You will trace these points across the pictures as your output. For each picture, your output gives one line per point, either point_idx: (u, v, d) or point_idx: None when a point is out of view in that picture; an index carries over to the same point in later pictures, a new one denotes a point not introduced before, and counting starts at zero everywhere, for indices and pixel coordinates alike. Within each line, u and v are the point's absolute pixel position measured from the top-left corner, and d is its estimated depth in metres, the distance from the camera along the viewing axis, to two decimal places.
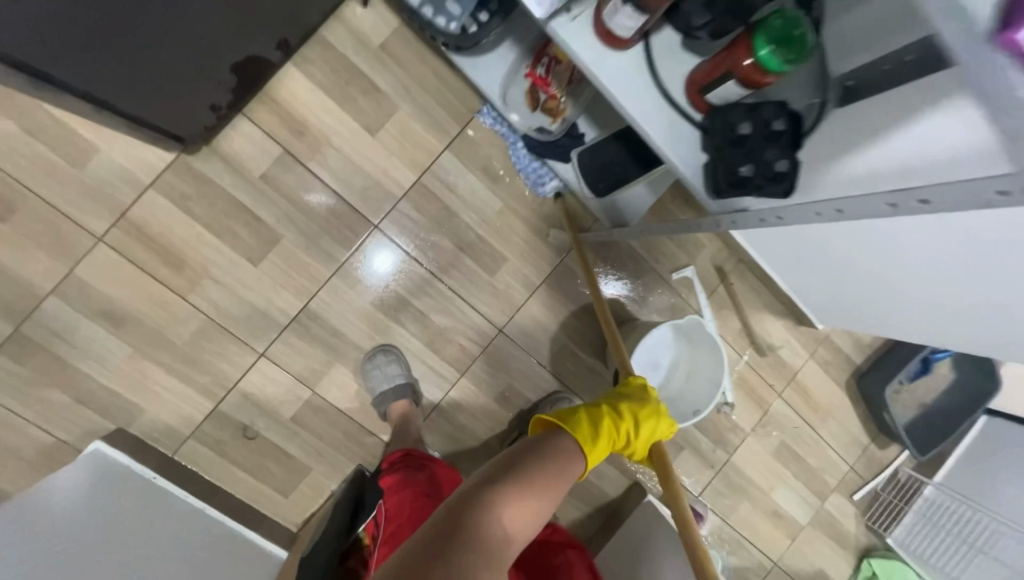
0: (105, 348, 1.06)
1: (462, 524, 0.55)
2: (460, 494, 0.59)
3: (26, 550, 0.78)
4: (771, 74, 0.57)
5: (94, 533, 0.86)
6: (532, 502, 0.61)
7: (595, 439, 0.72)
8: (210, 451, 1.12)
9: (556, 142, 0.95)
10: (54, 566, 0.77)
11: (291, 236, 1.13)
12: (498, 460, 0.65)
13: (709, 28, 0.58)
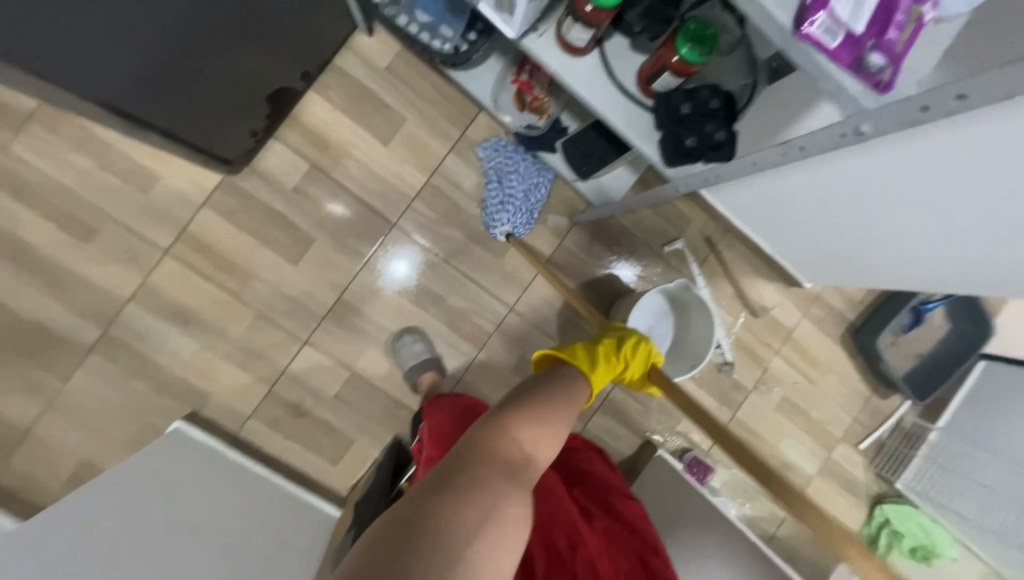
0: (176, 344, 1.26)
1: (488, 447, 0.63)
2: (482, 422, 0.68)
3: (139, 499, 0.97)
4: (697, 65, 0.69)
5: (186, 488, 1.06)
6: (547, 428, 0.71)
7: (591, 362, 0.92)
8: (268, 427, 1.30)
9: (544, 136, 1.09)
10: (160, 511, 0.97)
11: (323, 238, 1.30)
12: (511, 397, 0.75)
13: (647, 32, 0.72)
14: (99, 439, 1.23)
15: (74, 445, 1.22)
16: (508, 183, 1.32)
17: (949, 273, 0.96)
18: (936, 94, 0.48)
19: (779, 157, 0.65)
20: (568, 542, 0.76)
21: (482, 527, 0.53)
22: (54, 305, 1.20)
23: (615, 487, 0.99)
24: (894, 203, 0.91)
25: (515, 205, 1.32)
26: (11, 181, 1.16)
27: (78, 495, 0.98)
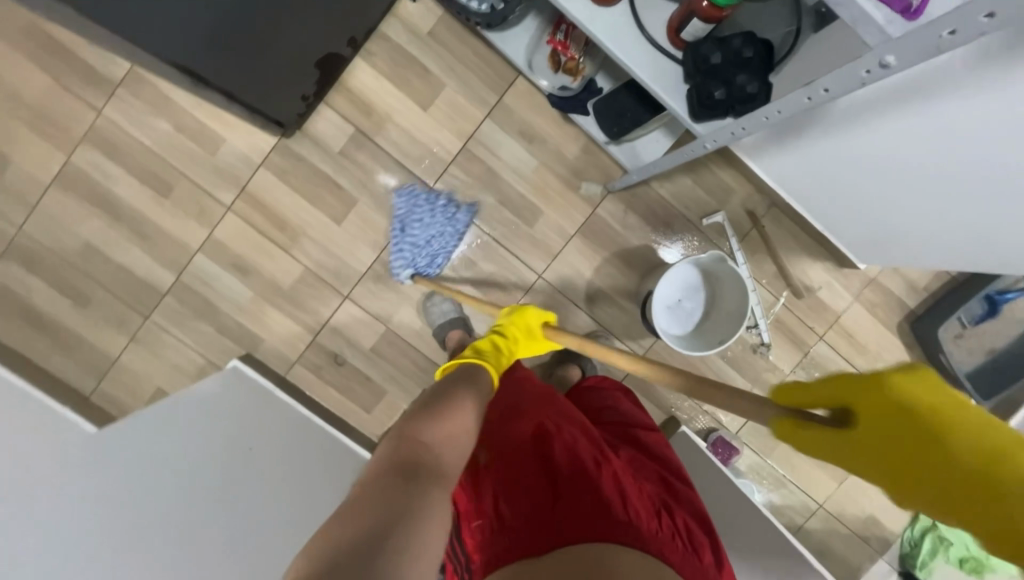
0: (236, 291, 1.40)
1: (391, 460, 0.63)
2: (395, 435, 0.68)
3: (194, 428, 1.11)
4: (726, 9, 0.68)
5: (236, 419, 1.19)
6: (457, 415, 0.74)
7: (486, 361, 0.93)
8: (312, 372, 1.43)
9: (576, 97, 1.08)
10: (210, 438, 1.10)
11: (364, 199, 1.38)
12: (418, 403, 0.76)
13: None
14: (172, 370, 1.41)
15: (152, 374, 1.40)
16: (414, 230, 1.37)
17: (1010, 233, 0.90)
18: (964, 19, 0.45)
19: (805, 99, 0.63)
20: (592, 460, 0.81)
21: (399, 529, 0.53)
22: (137, 251, 1.37)
23: (634, 425, 1.04)
24: (936, 160, 0.87)
25: (422, 252, 1.37)
26: (103, 139, 1.32)
27: (151, 409, 1.13)
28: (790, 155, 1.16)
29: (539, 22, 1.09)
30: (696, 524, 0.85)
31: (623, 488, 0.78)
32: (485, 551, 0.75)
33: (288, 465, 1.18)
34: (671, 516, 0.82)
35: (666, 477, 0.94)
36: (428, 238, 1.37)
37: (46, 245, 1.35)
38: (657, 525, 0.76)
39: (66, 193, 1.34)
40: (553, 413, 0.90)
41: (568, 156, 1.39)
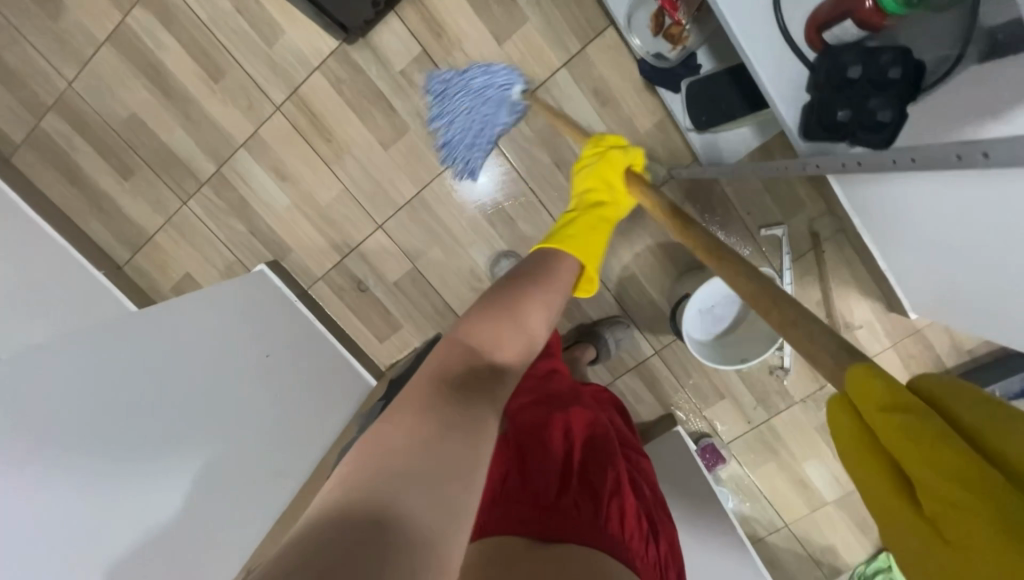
0: (273, 196, 1.38)
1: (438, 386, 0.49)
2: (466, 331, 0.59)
3: (212, 339, 1.14)
4: (886, 15, 0.62)
5: (256, 334, 1.24)
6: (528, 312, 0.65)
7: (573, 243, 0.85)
8: (333, 292, 1.45)
9: (671, 71, 0.96)
10: (229, 352, 1.14)
11: (415, 129, 1.31)
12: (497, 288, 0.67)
13: None
14: (203, 258, 1.45)
15: (183, 258, 1.45)
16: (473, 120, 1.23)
17: None
18: None
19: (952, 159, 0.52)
20: (598, 466, 0.81)
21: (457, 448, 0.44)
22: (181, 133, 1.34)
23: (637, 444, 1.01)
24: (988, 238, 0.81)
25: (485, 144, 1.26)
26: (160, 5, 1.25)
27: (181, 298, 1.17)
28: (873, 194, 1.07)
29: None
30: (673, 564, 0.84)
31: (620, 501, 0.78)
32: (481, 515, 0.71)
33: (297, 387, 1.25)
34: (657, 545, 0.79)
35: (662, 503, 0.91)
36: (462, 117, 1.23)
37: (94, 107, 1.33)
38: (644, 550, 0.76)
39: (117, 56, 1.29)
40: (573, 412, 0.90)
41: (639, 129, 1.28)
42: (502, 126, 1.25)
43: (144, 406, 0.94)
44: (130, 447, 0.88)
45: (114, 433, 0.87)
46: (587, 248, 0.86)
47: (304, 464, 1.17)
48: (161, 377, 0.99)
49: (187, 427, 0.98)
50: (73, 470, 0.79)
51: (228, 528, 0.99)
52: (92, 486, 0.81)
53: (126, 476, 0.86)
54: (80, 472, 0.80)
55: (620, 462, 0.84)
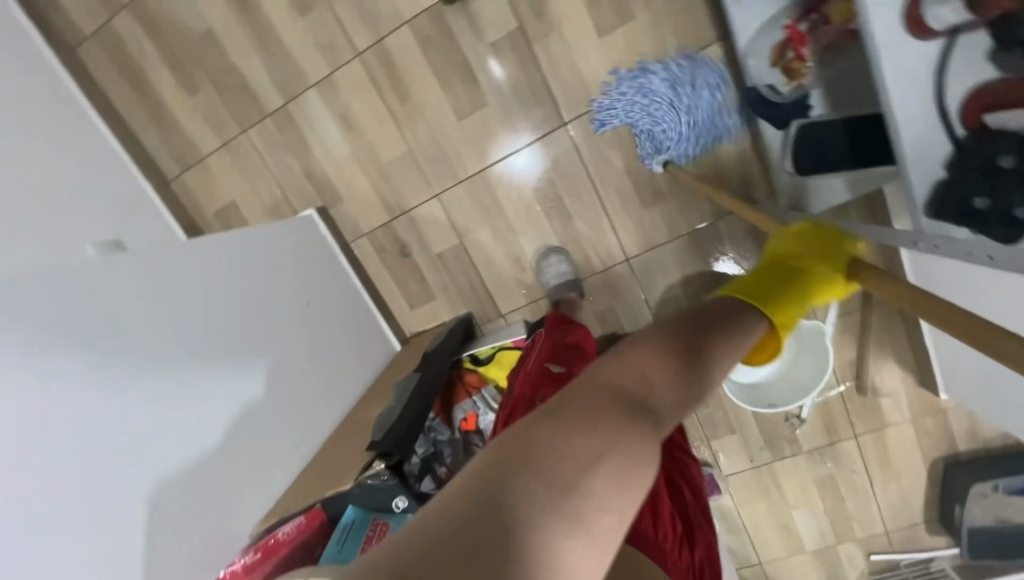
0: (335, 144, 1.36)
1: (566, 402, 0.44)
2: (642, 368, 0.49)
3: (262, 277, 1.15)
4: None
5: (295, 283, 1.23)
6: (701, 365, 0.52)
7: (764, 297, 0.72)
8: (375, 251, 1.44)
9: (779, 106, 0.93)
10: (270, 297, 1.15)
11: (493, 106, 1.27)
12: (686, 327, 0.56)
13: None
14: (252, 191, 1.43)
15: (232, 188, 1.43)
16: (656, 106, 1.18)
17: None
18: None
19: None
20: None
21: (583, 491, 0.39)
22: (254, 60, 1.30)
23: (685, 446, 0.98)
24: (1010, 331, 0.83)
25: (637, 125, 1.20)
26: None
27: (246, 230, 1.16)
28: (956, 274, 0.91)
29: None
30: (709, 568, 0.83)
31: (654, 502, 0.74)
32: None
33: (326, 343, 1.25)
34: (691, 549, 0.79)
35: (701, 508, 0.89)
36: (648, 117, 1.20)
37: (172, 15, 1.28)
38: (676, 553, 0.73)
39: None
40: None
41: (720, 155, 1.24)
42: (688, 147, 1.22)
43: (194, 344, 0.98)
44: (179, 380, 0.94)
45: (148, 344, 0.91)
46: (782, 307, 0.71)
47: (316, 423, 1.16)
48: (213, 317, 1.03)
49: (232, 368, 1.03)
50: (102, 370, 0.84)
51: (269, 466, 1.06)
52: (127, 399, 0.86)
53: (173, 405, 0.92)
54: (114, 383, 0.85)
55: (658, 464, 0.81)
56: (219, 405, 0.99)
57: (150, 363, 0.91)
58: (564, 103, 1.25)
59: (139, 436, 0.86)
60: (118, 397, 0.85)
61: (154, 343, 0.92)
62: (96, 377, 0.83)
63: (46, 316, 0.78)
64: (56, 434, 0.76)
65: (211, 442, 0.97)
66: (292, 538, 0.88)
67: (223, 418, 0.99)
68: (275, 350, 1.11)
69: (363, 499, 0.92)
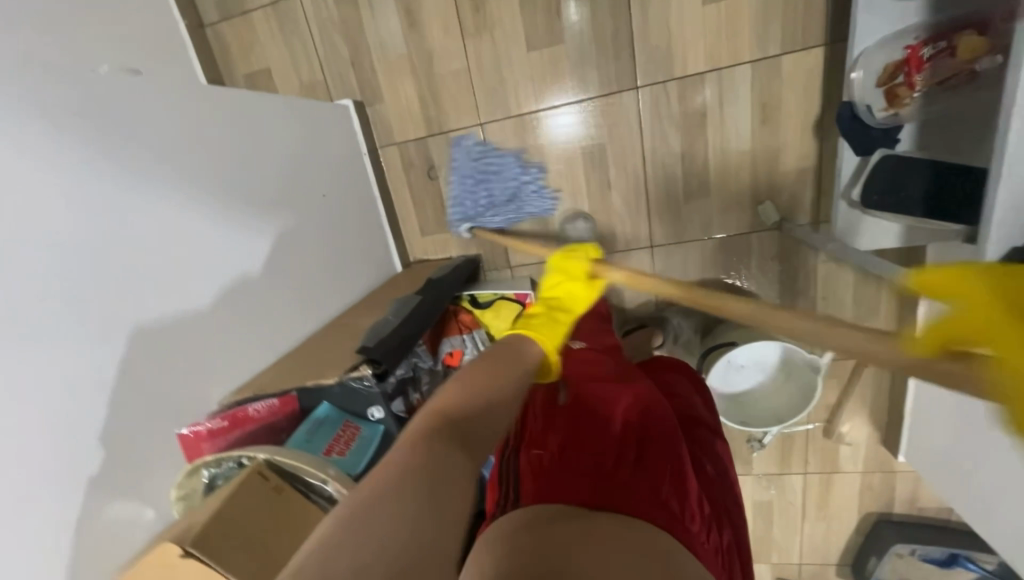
0: (391, 37, 1.25)
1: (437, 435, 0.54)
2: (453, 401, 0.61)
3: (285, 153, 1.09)
4: None
5: (316, 170, 1.16)
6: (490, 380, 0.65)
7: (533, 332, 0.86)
8: (402, 164, 1.37)
9: (868, 129, 0.88)
10: (287, 174, 1.09)
11: (568, 45, 1.18)
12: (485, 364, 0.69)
13: None
14: (291, 62, 1.33)
15: (270, 53, 1.33)
16: (484, 165, 1.29)
17: None
18: None
19: None
20: (659, 448, 0.76)
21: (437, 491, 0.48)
22: None
23: (710, 427, 0.96)
24: None
25: (467, 180, 1.30)
26: None
27: (282, 98, 1.10)
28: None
29: (922, 16, 0.83)
30: (737, 556, 0.79)
31: (680, 482, 0.73)
32: (538, 481, 0.71)
33: (332, 241, 1.19)
34: (720, 532, 0.75)
35: (727, 491, 0.87)
36: (483, 173, 1.30)
37: None
38: (702, 533, 0.70)
39: None
40: (626, 389, 0.86)
41: (780, 168, 1.19)
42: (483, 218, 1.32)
43: (206, 191, 0.93)
44: (174, 228, 0.88)
45: (162, 172, 0.86)
46: (552, 336, 0.87)
47: (308, 318, 1.11)
48: (221, 175, 0.96)
49: (228, 234, 0.96)
50: (115, 181, 0.80)
51: (252, 354, 0.99)
52: (137, 222, 0.82)
53: (162, 251, 0.86)
54: (123, 200, 0.81)
55: (681, 444, 0.78)
56: (208, 268, 0.93)
57: (144, 200, 0.83)
58: (642, 64, 1.16)
59: (122, 270, 0.80)
60: (107, 219, 0.78)
61: (159, 176, 0.86)
62: (86, 188, 0.76)
63: (58, 108, 0.74)
64: (63, 228, 0.73)
65: (193, 304, 0.90)
66: (262, 415, 0.89)
67: (210, 284, 0.93)
68: (278, 228, 1.06)
69: (339, 398, 0.93)
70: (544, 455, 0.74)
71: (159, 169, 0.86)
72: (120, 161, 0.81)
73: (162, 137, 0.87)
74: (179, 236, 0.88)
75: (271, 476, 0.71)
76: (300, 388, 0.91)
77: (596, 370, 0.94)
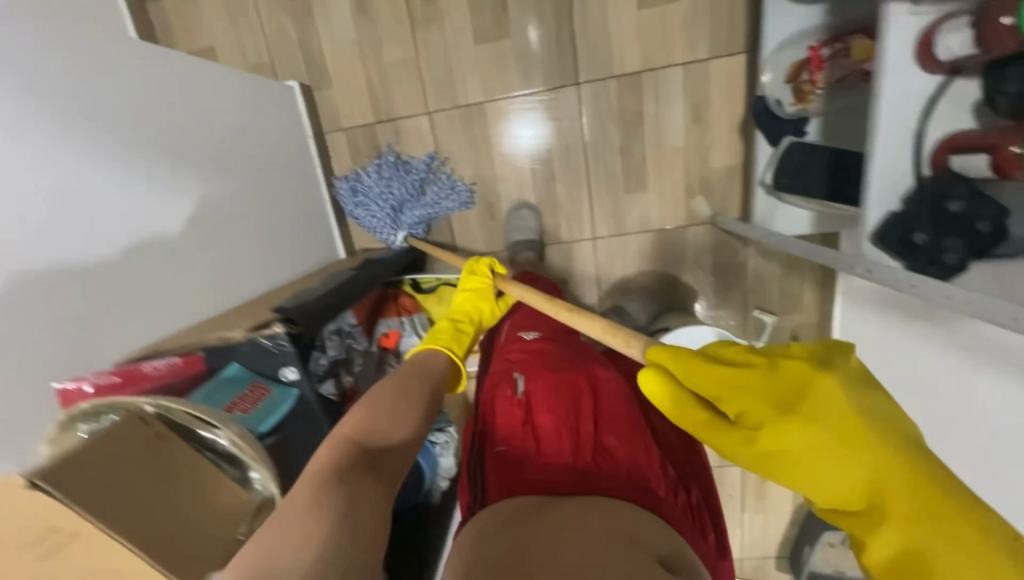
0: (340, 22, 1.26)
1: (336, 464, 0.60)
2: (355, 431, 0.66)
3: (219, 123, 1.06)
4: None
5: (252, 144, 1.13)
6: (391, 403, 0.72)
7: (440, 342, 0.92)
8: (349, 150, 1.36)
9: (781, 121, 0.96)
10: (219, 143, 1.05)
11: (514, 40, 1.23)
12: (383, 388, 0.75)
13: (1010, 101, 0.55)
14: (236, 42, 1.31)
15: (214, 31, 1.31)
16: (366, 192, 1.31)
17: None
18: None
19: None
20: (613, 429, 0.79)
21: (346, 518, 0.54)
22: None
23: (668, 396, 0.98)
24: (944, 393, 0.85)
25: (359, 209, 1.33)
26: None
27: (219, 69, 1.07)
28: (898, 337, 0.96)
29: (822, 21, 0.92)
30: (709, 512, 0.82)
31: (639, 455, 0.75)
32: (505, 474, 0.74)
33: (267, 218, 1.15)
34: (688, 493, 0.78)
35: (692, 452, 0.89)
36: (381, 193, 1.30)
37: None
38: (671, 497, 0.73)
39: None
40: (578, 373, 0.88)
41: (710, 165, 1.26)
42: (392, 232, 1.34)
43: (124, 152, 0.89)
44: (95, 180, 0.84)
45: (75, 127, 0.82)
46: (459, 344, 0.94)
47: (234, 296, 1.06)
48: (152, 137, 0.94)
49: (159, 197, 0.93)
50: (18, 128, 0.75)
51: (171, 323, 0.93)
52: (39, 171, 0.77)
53: (79, 203, 0.81)
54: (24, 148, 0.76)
55: (637, 420, 0.81)
56: (135, 227, 0.89)
57: (50, 150, 0.79)
58: (583, 61, 1.22)
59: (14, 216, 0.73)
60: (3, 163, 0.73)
61: (71, 130, 0.82)
62: None
63: None
64: None
65: (110, 258, 0.84)
66: (161, 377, 0.76)
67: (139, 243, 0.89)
68: (206, 198, 1.01)
69: (251, 358, 0.83)
70: (510, 451, 0.77)
71: (72, 124, 0.82)
72: (25, 109, 0.76)
73: (80, 94, 0.84)
74: (90, 191, 0.83)
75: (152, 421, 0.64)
76: (206, 345, 0.81)
77: (552, 354, 0.96)
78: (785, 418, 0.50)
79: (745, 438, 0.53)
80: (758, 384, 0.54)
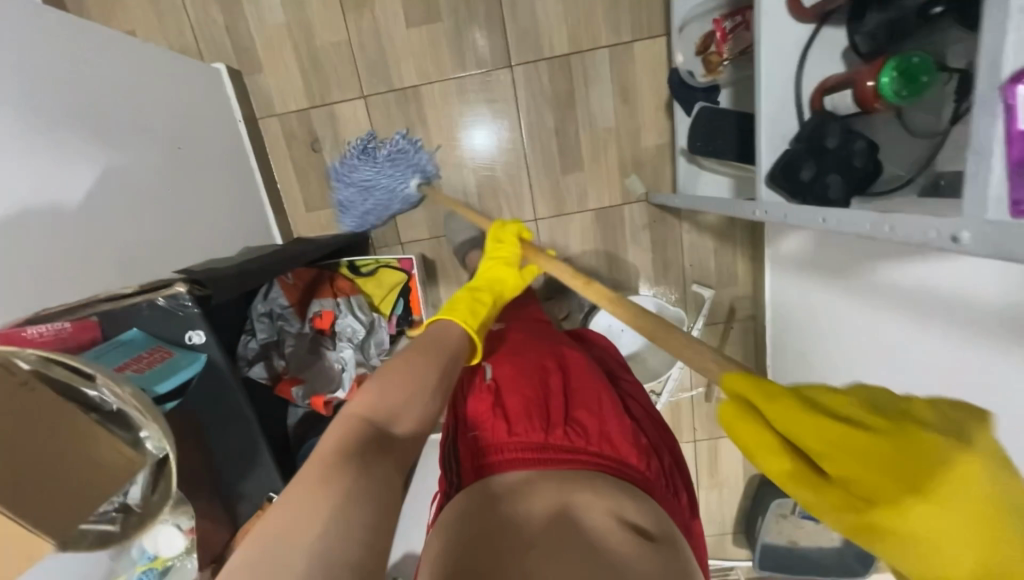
0: (269, 7, 1.25)
1: (343, 449, 0.52)
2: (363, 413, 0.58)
3: (137, 96, 1.00)
4: (882, 102, 0.59)
5: (173, 121, 1.08)
6: (401, 380, 0.63)
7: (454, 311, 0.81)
8: (283, 136, 1.34)
9: (694, 89, 1.01)
10: (136, 116, 1.00)
11: (446, 24, 1.25)
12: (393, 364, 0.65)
13: (864, 37, 0.60)
14: (160, 26, 1.27)
15: (136, 15, 1.27)
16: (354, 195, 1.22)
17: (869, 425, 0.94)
18: None
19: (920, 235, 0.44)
20: (582, 406, 0.77)
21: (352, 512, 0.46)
22: None
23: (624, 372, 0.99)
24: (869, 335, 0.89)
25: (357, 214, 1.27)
26: None
27: (137, 40, 1.02)
28: (829, 295, 1.00)
29: None
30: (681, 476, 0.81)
31: (607, 429, 0.74)
32: (477, 462, 0.71)
33: (190, 199, 1.09)
34: (661, 458, 0.77)
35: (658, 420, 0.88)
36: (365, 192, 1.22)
37: None
38: (646, 466, 0.72)
39: None
40: (542, 355, 0.87)
41: (642, 144, 1.31)
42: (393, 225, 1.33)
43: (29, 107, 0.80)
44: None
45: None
46: (477, 315, 0.82)
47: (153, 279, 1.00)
48: (62, 98, 0.86)
49: (54, 162, 0.83)
50: None
51: None
52: None
53: None
54: None
55: (606, 393, 0.80)
56: (23, 188, 0.78)
57: None
58: (514, 44, 1.25)
59: None
60: None
61: None
62: None
63: None
64: None
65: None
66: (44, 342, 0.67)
67: (19, 205, 0.77)
68: (122, 171, 0.95)
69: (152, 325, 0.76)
70: (483, 437, 0.73)
71: None
72: None
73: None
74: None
75: (20, 371, 0.56)
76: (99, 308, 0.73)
77: (512, 337, 0.95)
78: (913, 497, 0.39)
79: (844, 500, 0.43)
80: (879, 450, 0.42)
